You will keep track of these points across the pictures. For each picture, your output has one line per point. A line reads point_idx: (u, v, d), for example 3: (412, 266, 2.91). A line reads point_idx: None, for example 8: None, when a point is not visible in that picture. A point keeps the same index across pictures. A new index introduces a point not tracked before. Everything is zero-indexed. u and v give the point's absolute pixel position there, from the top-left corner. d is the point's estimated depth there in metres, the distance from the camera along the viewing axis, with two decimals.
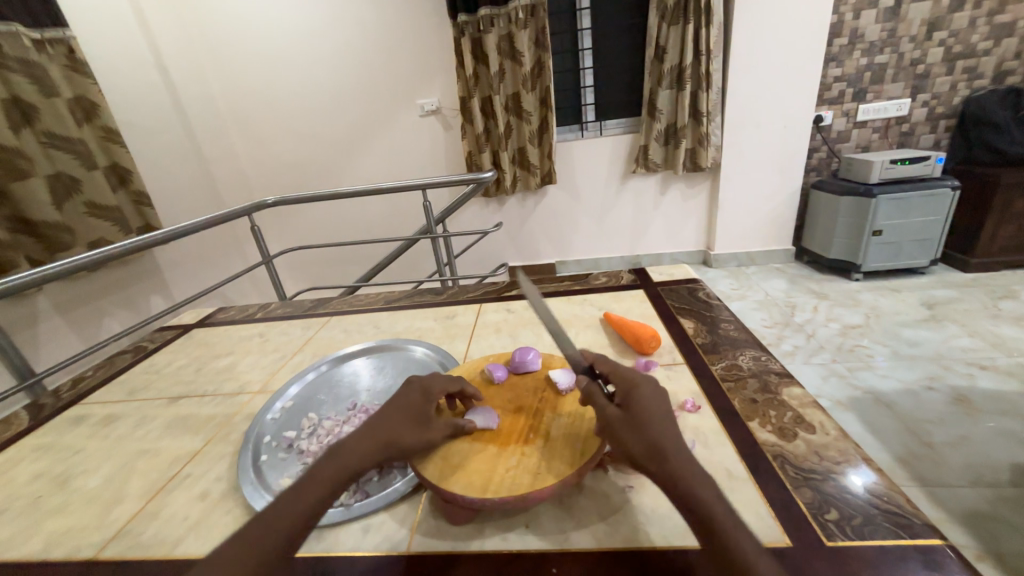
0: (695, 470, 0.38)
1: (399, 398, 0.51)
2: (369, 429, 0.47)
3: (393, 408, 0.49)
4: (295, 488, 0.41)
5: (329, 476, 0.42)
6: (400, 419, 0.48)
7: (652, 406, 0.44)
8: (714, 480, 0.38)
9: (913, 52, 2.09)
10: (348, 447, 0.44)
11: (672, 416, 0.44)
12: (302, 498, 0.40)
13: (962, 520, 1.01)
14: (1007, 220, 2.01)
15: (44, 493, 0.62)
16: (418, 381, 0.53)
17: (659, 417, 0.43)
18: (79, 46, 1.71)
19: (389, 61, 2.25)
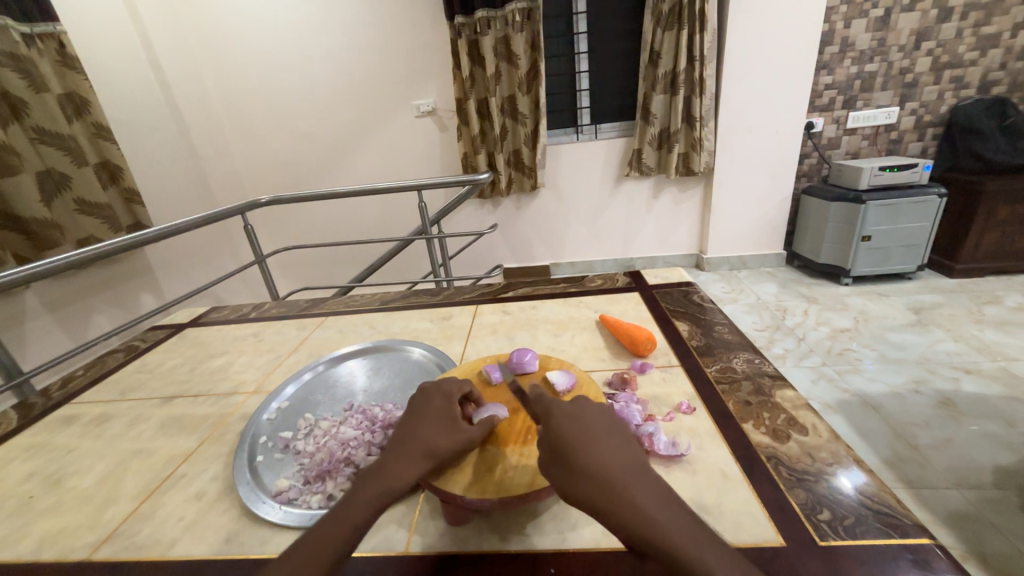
0: (630, 488, 0.37)
1: (416, 405, 0.52)
2: (403, 440, 0.47)
3: (416, 415, 0.50)
4: (344, 502, 0.41)
5: (378, 485, 0.42)
6: (430, 425, 0.49)
7: (568, 429, 0.42)
8: (631, 488, 0.37)
9: (902, 61, 2.14)
10: (389, 459, 0.45)
11: (585, 429, 0.43)
12: (346, 516, 0.40)
13: (947, 522, 1.03)
14: (992, 227, 2.05)
15: (35, 494, 0.61)
16: (434, 386, 0.54)
17: (580, 439, 0.41)
18: (70, 42, 1.68)
19: (385, 61, 2.25)
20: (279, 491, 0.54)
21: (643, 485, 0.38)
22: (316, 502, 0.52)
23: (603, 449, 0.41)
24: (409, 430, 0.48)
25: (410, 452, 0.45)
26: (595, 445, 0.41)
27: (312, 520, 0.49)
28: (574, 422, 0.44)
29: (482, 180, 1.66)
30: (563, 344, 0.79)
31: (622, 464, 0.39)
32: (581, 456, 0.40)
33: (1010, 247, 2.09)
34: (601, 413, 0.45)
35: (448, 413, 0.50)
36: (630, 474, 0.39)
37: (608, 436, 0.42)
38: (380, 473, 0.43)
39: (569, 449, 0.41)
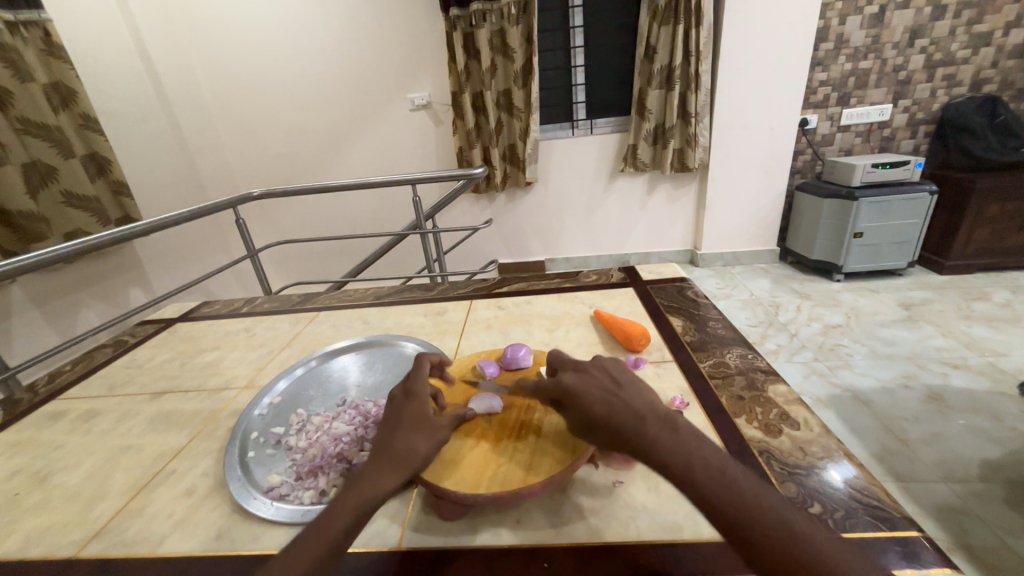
0: (652, 428, 0.41)
1: (389, 409, 0.50)
2: (379, 447, 0.46)
3: (388, 420, 0.48)
4: (323, 517, 0.41)
5: (355, 497, 0.42)
6: (402, 429, 0.47)
7: (586, 388, 0.45)
8: (653, 430, 0.40)
9: (896, 58, 2.15)
10: (365, 468, 0.44)
11: (603, 386, 0.46)
12: (322, 534, 0.39)
13: (934, 514, 1.05)
14: (981, 224, 2.08)
15: (20, 490, 0.60)
16: (405, 388, 0.52)
17: (599, 395, 0.44)
18: (56, 31, 1.64)
19: (379, 54, 2.23)
20: (271, 487, 0.53)
21: (665, 425, 0.41)
22: (308, 498, 0.51)
23: (626, 396, 0.44)
24: (381, 438, 0.47)
25: (386, 459, 0.44)
26: (619, 394, 0.44)
27: (304, 516, 0.49)
28: (598, 376, 0.47)
29: (477, 175, 1.65)
30: (558, 339, 0.79)
31: (646, 407, 0.43)
32: (605, 403, 0.43)
33: (999, 244, 2.12)
34: (615, 372, 0.48)
35: (420, 415, 0.48)
36: (653, 415, 0.42)
37: (627, 386, 0.46)
38: (354, 486, 0.43)
39: (590, 398, 0.44)
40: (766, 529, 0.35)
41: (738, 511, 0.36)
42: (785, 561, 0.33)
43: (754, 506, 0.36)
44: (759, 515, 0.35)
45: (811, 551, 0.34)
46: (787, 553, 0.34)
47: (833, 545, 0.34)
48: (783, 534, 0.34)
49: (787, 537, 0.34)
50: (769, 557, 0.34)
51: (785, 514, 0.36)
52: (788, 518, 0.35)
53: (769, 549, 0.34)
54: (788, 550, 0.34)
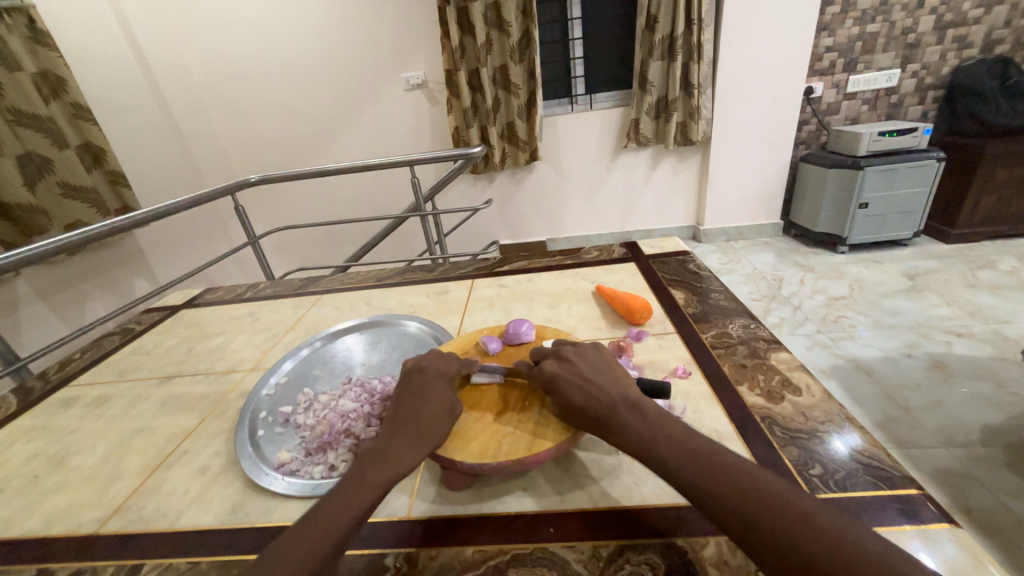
0: (615, 415, 0.43)
1: (412, 385, 0.51)
2: (403, 423, 0.47)
3: (411, 399, 0.49)
4: (353, 483, 0.41)
5: (383, 469, 0.43)
6: (427, 405, 0.48)
7: (566, 376, 0.48)
8: (615, 414, 0.43)
9: (904, 21, 2.07)
10: (392, 441, 0.45)
11: (586, 374, 0.48)
12: (352, 502, 0.40)
13: (934, 479, 1.06)
14: (989, 191, 2.04)
15: (39, 473, 0.62)
16: (424, 367, 0.53)
17: (576, 383, 0.47)
18: (40, 17, 1.60)
19: (372, 32, 2.17)
20: (281, 463, 0.55)
21: (633, 409, 0.44)
22: (318, 472, 0.52)
23: (599, 383, 0.47)
24: (407, 414, 0.48)
25: (411, 434, 0.45)
26: (595, 380, 0.47)
27: (316, 489, 0.50)
28: (579, 361, 0.50)
29: (476, 154, 1.62)
30: (560, 314, 0.79)
31: (617, 395, 0.45)
32: (581, 390, 0.46)
33: (1006, 211, 2.09)
34: (600, 360, 0.50)
35: (444, 394, 0.50)
36: (624, 403, 0.44)
37: (604, 375, 0.48)
38: (384, 458, 0.43)
39: (568, 385, 0.47)
40: (724, 490, 0.35)
41: (699, 479, 0.37)
42: (742, 519, 0.34)
43: (717, 473, 0.37)
44: (716, 480, 0.36)
45: (771, 504, 0.33)
46: (746, 505, 0.34)
47: (794, 492, 0.34)
48: (741, 495, 0.35)
49: (745, 495, 0.35)
50: (730, 517, 0.34)
51: (752, 475, 0.36)
52: (746, 475, 0.36)
53: (728, 509, 0.34)
54: (747, 509, 0.34)
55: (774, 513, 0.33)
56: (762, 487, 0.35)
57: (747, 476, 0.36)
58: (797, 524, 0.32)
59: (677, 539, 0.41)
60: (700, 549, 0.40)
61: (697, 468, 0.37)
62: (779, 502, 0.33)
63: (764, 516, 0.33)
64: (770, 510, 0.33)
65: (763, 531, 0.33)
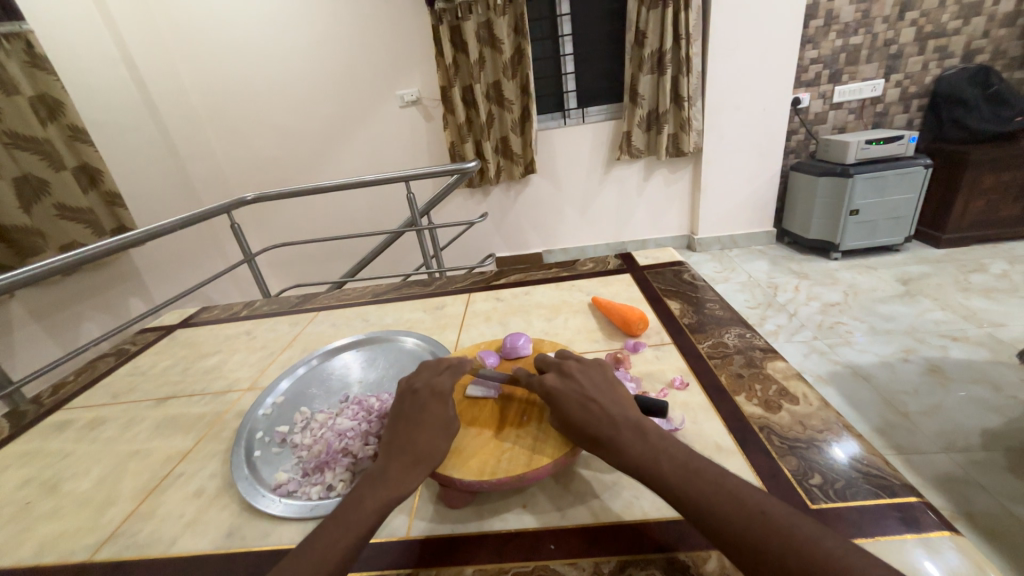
0: (615, 433, 0.43)
1: (410, 405, 0.51)
2: (402, 445, 0.46)
3: (411, 419, 0.49)
4: (351, 510, 0.41)
5: (380, 494, 0.42)
6: (427, 426, 0.48)
7: (568, 391, 0.48)
8: (617, 433, 0.43)
9: (886, 33, 2.13)
10: (390, 465, 0.44)
11: (588, 392, 0.48)
12: (349, 530, 0.39)
13: (936, 485, 1.06)
14: (976, 196, 2.08)
15: (32, 499, 0.61)
16: (426, 386, 0.52)
17: (577, 400, 0.47)
18: (38, 42, 1.62)
19: (366, 50, 2.20)
20: (279, 484, 0.54)
21: (634, 429, 0.43)
22: (315, 493, 0.52)
23: (600, 401, 0.47)
24: (406, 435, 0.47)
25: (409, 458, 0.45)
26: (595, 397, 0.47)
27: (314, 510, 0.49)
28: (582, 378, 0.50)
29: (471, 168, 1.63)
30: (557, 327, 0.79)
31: (618, 414, 0.45)
32: (583, 408, 0.46)
33: (994, 216, 2.12)
34: (601, 377, 0.50)
35: (442, 413, 0.49)
36: (625, 422, 0.44)
37: (605, 393, 0.48)
38: (380, 484, 0.43)
39: (569, 403, 0.47)
40: (730, 513, 0.35)
41: (703, 501, 0.37)
42: (748, 544, 0.34)
43: (721, 495, 0.37)
44: (720, 502, 0.36)
45: (776, 528, 0.34)
46: (749, 530, 0.34)
47: (799, 518, 0.34)
48: (746, 518, 0.35)
49: (749, 518, 0.35)
50: (736, 541, 0.34)
51: (754, 498, 0.36)
52: (750, 499, 0.36)
53: (731, 533, 0.34)
54: (753, 532, 0.34)
55: (778, 538, 0.33)
56: (766, 510, 0.35)
57: (752, 500, 0.36)
58: (804, 549, 0.32)
59: (679, 554, 0.40)
60: (702, 564, 0.39)
61: (701, 490, 0.37)
62: (784, 529, 0.33)
63: (770, 541, 0.33)
64: (775, 534, 0.33)
65: (767, 554, 0.33)
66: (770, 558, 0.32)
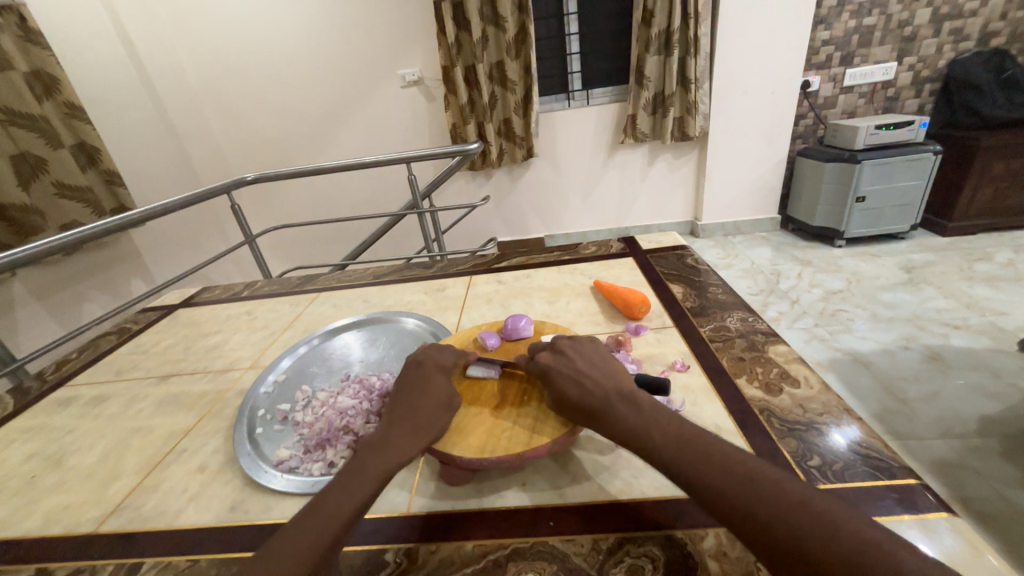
0: (607, 407, 0.43)
1: (412, 378, 0.51)
2: (405, 415, 0.47)
3: (413, 391, 0.50)
4: (355, 473, 0.41)
5: (384, 460, 0.43)
6: (429, 399, 0.49)
7: (560, 368, 0.48)
8: (609, 407, 0.43)
9: (901, 13, 2.07)
10: (393, 434, 0.45)
11: (580, 367, 0.48)
12: (353, 491, 0.40)
13: (932, 469, 1.07)
14: (985, 183, 2.05)
15: (38, 473, 0.61)
16: (428, 361, 0.53)
17: (569, 376, 0.47)
18: (31, 16, 1.58)
19: (366, 28, 2.15)
20: (280, 460, 0.54)
21: (627, 401, 0.43)
22: (317, 469, 0.52)
23: (592, 377, 0.47)
24: (409, 406, 0.48)
25: (412, 428, 0.46)
26: (587, 373, 0.47)
27: (315, 486, 0.50)
28: (574, 354, 0.50)
29: (473, 150, 1.61)
30: (558, 310, 0.79)
31: (611, 388, 0.45)
32: (575, 383, 0.46)
33: (1003, 204, 2.09)
34: (594, 353, 0.50)
35: (444, 388, 0.50)
36: (617, 395, 0.44)
37: (598, 368, 0.48)
38: (385, 450, 0.43)
39: (562, 379, 0.47)
40: (722, 482, 0.35)
41: (694, 468, 0.37)
42: (742, 511, 0.33)
43: (712, 462, 0.36)
44: (709, 467, 0.36)
45: (766, 493, 0.33)
46: (740, 497, 0.34)
47: (792, 482, 0.34)
48: (736, 485, 0.34)
49: (739, 484, 0.34)
50: (727, 507, 0.34)
51: (746, 464, 0.36)
52: (741, 465, 0.36)
53: (722, 499, 0.34)
54: (744, 498, 0.34)
55: (768, 502, 0.33)
56: (755, 475, 0.35)
57: (742, 466, 0.36)
58: (798, 512, 0.32)
59: (676, 532, 0.41)
60: (700, 542, 0.40)
61: (693, 458, 0.37)
62: (775, 493, 0.33)
63: (758, 506, 0.33)
64: (765, 500, 0.33)
65: (757, 519, 0.32)
66: (760, 520, 0.32)
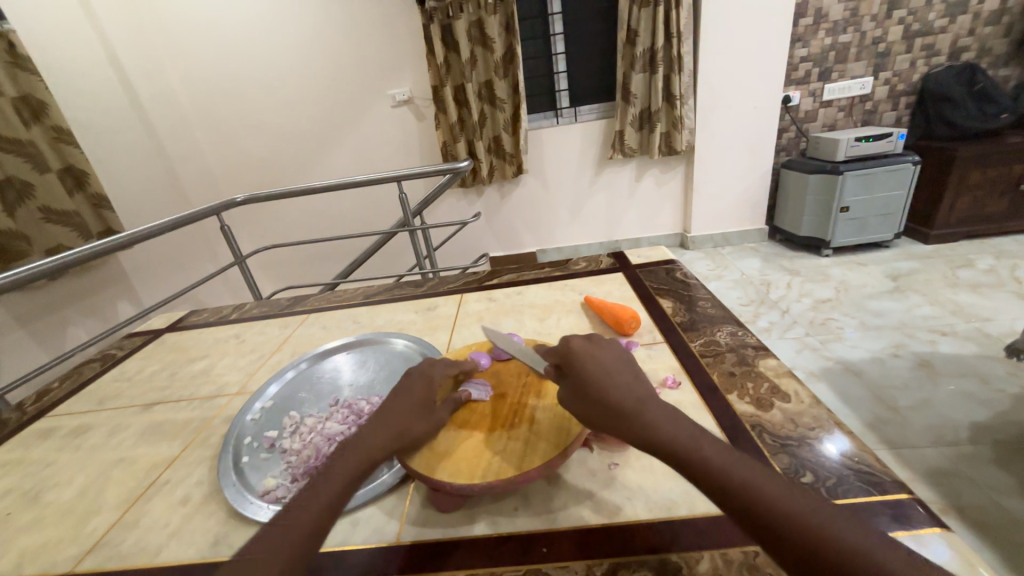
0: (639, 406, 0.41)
1: (399, 388, 0.52)
2: (379, 421, 0.48)
3: (395, 399, 0.51)
4: (321, 477, 0.42)
5: (352, 462, 0.43)
6: (406, 407, 0.50)
7: (593, 360, 0.46)
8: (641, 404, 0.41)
9: (874, 31, 2.15)
10: (364, 437, 0.46)
11: (615, 365, 0.46)
12: (318, 496, 0.40)
13: (927, 478, 1.07)
14: (963, 192, 2.10)
15: (13, 510, 0.59)
16: (416, 372, 0.54)
17: (601, 368, 0.45)
18: (20, 42, 1.59)
19: (356, 49, 2.19)
20: (267, 490, 0.53)
21: (658, 404, 0.42)
22: None
23: (618, 375, 0.45)
24: (386, 413, 0.49)
25: (384, 431, 0.46)
26: (613, 374, 0.45)
27: None
28: (607, 352, 0.48)
29: (463, 167, 1.62)
30: (549, 327, 0.79)
31: (642, 388, 0.44)
32: (607, 375, 0.45)
33: (980, 212, 2.14)
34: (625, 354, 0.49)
35: (423, 395, 0.51)
36: (649, 396, 0.43)
37: (629, 367, 0.46)
38: (349, 461, 0.43)
39: (593, 369, 0.45)
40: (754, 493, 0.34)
41: (730, 482, 0.35)
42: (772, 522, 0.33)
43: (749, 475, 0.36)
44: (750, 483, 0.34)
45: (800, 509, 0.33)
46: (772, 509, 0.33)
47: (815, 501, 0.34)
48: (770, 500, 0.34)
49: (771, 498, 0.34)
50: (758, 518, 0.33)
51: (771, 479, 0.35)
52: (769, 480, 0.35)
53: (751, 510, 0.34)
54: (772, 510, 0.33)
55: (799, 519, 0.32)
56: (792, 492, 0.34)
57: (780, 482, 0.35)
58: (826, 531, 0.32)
59: (671, 556, 0.40)
60: (695, 565, 0.39)
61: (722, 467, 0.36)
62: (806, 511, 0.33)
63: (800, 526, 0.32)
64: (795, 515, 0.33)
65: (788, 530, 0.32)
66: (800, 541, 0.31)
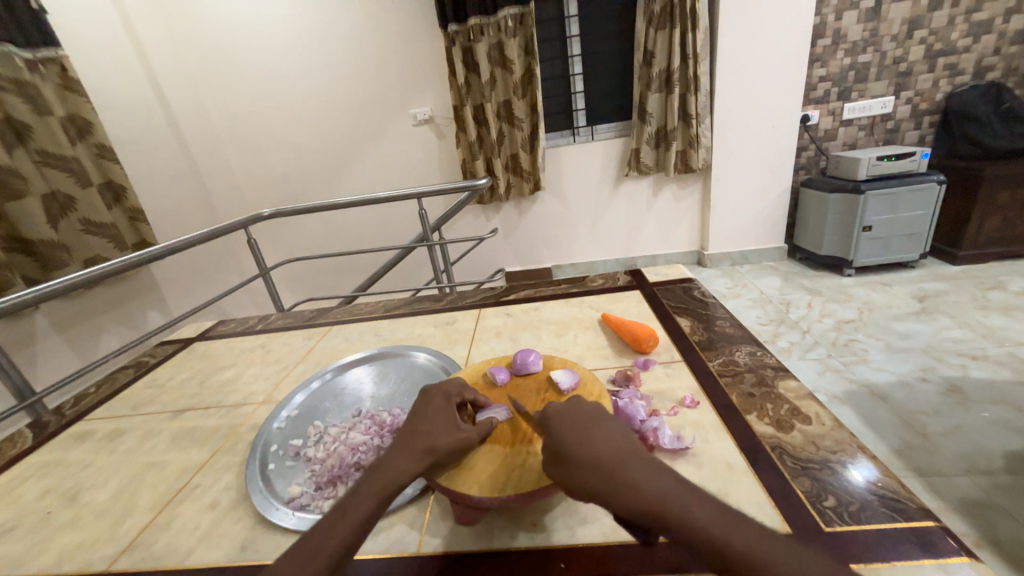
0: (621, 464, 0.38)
1: (419, 406, 0.53)
2: (405, 439, 0.48)
3: (418, 416, 0.51)
4: (350, 498, 0.42)
5: (379, 481, 0.43)
6: (429, 424, 0.49)
7: (567, 422, 0.43)
8: (625, 461, 0.38)
9: (895, 51, 2.14)
10: (390, 456, 0.46)
11: (591, 422, 0.43)
12: (348, 516, 0.40)
13: (959, 509, 1.02)
14: (992, 212, 2.05)
15: (53, 509, 0.62)
16: (435, 388, 0.55)
17: (576, 428, 0.42)
18: (71, 66, 1.71)
19: (381, 71, 2.27)
20: (292, 497, 0.55)
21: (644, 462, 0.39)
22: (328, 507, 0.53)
23: (589, 438, 0.41)
24: (410, 431, 0.49)
25: (410, 449, 0.46)
26: (586, 435, 0.41)
27: None
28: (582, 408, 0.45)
29: (481, 185, 1.66)
30: (567, 344, 0.80)
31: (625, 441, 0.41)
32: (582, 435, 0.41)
33: (1011, 232, 2.08)
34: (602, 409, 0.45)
35: (445, 411, 0.51)
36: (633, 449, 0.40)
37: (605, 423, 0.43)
38: (378, 472, 0.44)
39: (568, 432, 0.42)
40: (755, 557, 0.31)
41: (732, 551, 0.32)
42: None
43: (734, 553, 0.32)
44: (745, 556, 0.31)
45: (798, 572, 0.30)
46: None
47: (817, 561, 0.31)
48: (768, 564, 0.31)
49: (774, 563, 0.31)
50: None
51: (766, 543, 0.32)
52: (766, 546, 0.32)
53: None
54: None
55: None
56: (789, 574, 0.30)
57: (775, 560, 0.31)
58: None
59: None
60: None
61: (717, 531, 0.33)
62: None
63: None
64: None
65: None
66: None
